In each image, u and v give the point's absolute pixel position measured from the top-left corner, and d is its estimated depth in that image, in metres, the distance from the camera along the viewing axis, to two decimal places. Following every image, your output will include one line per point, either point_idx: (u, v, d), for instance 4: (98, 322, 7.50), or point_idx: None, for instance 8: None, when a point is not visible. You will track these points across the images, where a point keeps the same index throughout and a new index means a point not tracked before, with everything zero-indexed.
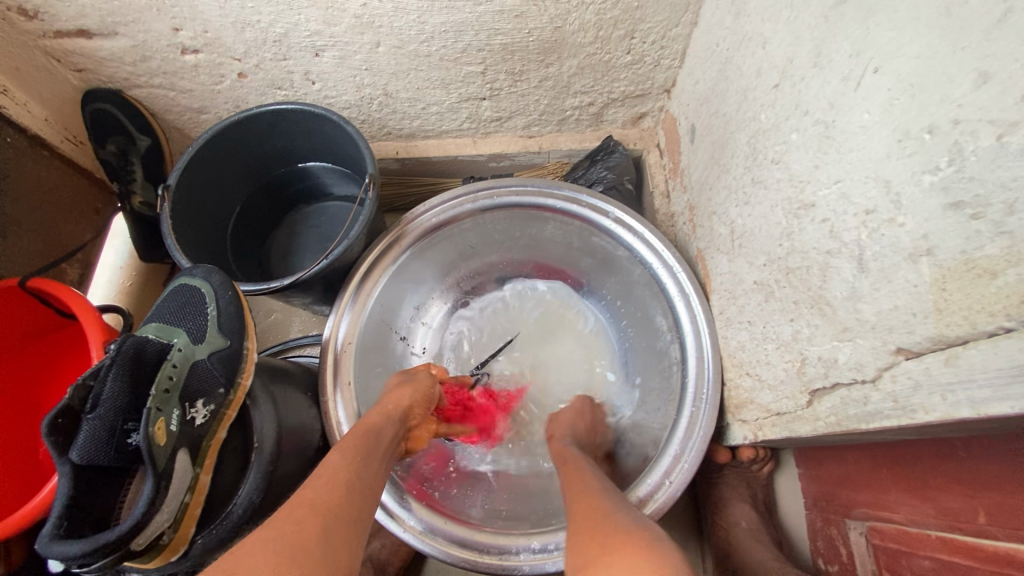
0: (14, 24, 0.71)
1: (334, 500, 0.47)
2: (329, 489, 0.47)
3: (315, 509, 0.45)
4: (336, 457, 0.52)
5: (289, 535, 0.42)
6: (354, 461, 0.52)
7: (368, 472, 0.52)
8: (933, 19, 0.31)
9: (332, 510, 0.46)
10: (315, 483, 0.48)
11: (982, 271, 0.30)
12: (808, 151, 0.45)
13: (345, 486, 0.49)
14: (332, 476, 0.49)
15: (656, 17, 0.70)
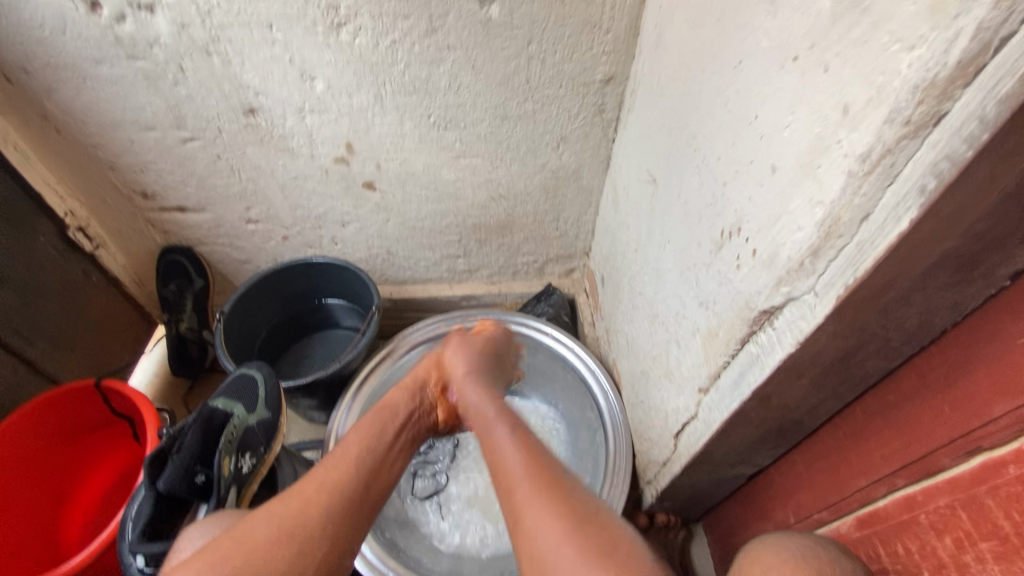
0: (134, 202, 1.02)
1: (338, 479, 0.58)
2: (338, 474, 0.59)
3: (320, 487, 0.57)
4: (351, 437, 0.65)
5: (293, 513, 0.54)
6: (369, 442, 0.64)
7: (380, 450, 0.64)
8: (682, 220, 0.65)
9: (335, 492, 0.57)
10: (328, 466, 0.60)
11: (713, 334, 0.58)
12: (653, 284, 0.77)
13: (349, 471, 0.60)
14: (343, 459, 0.61)
15: (573, 209, 1.08)
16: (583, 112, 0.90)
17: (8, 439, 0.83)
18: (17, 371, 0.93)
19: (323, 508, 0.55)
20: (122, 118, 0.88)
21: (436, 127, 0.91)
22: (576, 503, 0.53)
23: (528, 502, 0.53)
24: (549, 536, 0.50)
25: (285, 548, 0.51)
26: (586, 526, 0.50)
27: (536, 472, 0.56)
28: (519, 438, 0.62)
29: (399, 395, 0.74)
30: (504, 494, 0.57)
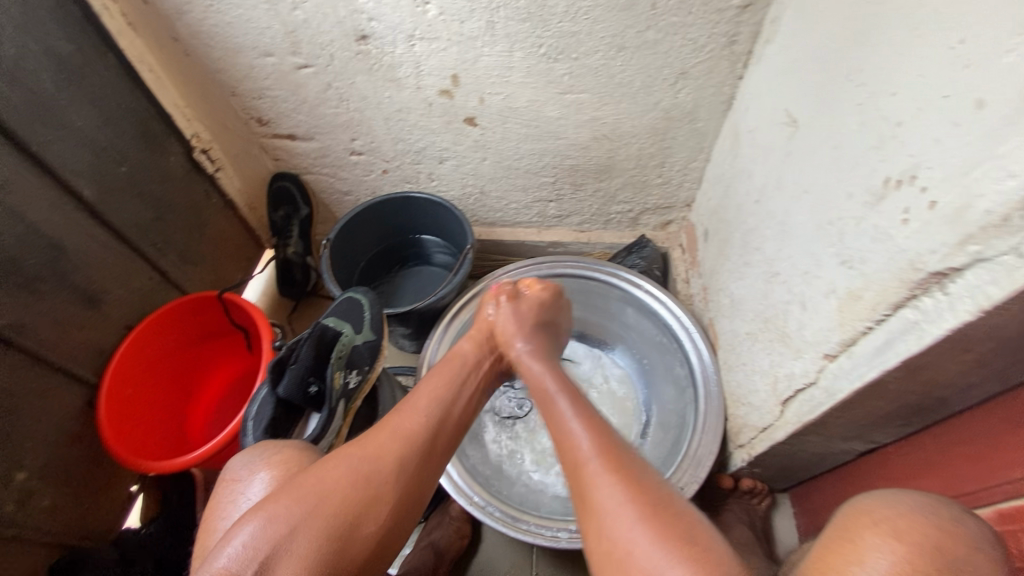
0: (251, 128, 1.06)
1: (410, 429, 0.58)
2: (410, 424, 0.59)
3: (394, 436, 0.57)
4: (416, 396, 0.63)
5: (372, 458, 0.55)
6: (437, 393, 0.64)
7: (445, 409, 0.62)
8: (831, 169, 0.58)
9: (408, 441, 0.57)
10: (402, 412, 0.60)
11: (855, 296, 0.52)
12: (775, 241, 0.70)
13: (420, 420, 0.60)
14: (416, 411, 0.61)
15: (681, 155, 1.01)
16: (710, 44, 0.81)
17: (149, 337, 0.94)
18: (153, 279, 1.02)
19: (397, 457, 0.56)
20: (243, 42, 0.89)
21: (546, 58, 0.86)
22: (645, 494, 0.49)
23: (595, 482, 0.51)
24: (621, 522, 0.48)
25: (361, 497, 0.53)
26: (658, 513, 0.48)
27: (605, 456, 0.53)
28: (587, 419, 0.58)
29: (465, 347, 0.74)
30: (571, 471, 0.55)
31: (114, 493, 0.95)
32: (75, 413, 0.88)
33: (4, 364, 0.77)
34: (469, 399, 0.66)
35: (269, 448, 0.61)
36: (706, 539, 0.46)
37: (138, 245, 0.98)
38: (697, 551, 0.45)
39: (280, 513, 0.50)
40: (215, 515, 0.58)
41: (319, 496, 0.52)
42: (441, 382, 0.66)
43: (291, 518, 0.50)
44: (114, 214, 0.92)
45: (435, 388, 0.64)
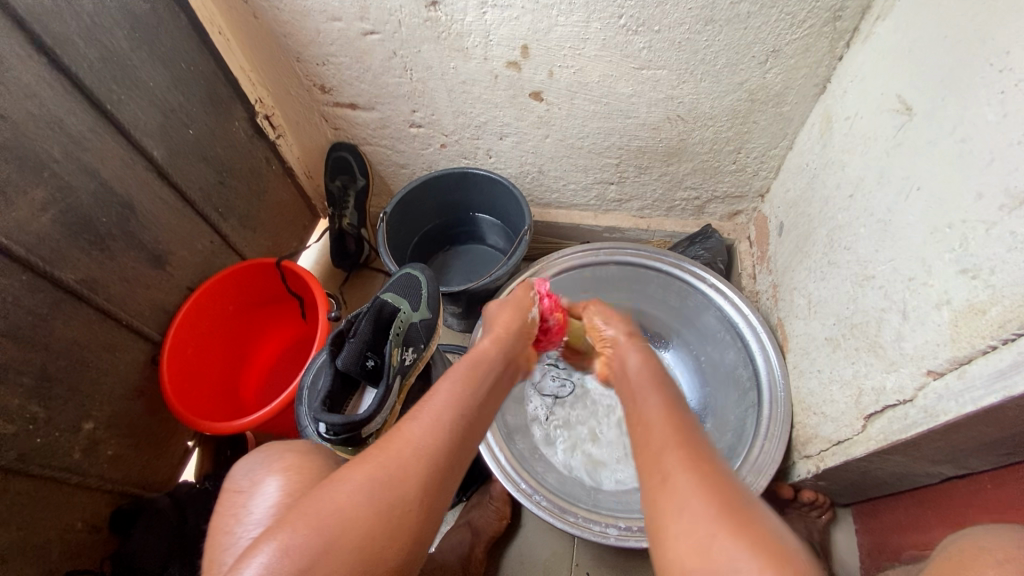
0: (314, 96, 1.05)
1: (432, 443, 0.50)
2: (429, 437, 0.51)
3: (414, 453, 0.49)
4: (444, 399, 0.54)
5: (391, 478, 0.48)
6: (463, 399, 0.55)
7: (472, 423, 0.55)
8: (955, 167, 0.52)
9: (428, 460, 0.49)
10: (420, 421, 0.52)
11: (977, 309, 0.47)
12: (871, 241, 0.64)
13: (446, 430, 0.52)
14: (435, 417, 0.52)
15: (760, 141, 0.94)
16: (811, 18, 0.74)
17: (209, 300, 0.96)
18: (214, 243, 1.03)
19: (420, 480, 0.48)
20: (311, 7, 0.87)
21: (625, 30, 0.80)
22: (732, 490, 0.42)
23: (673, 469, 0.44)
24: (685, 496, 0.42)
25: (385, 524, 0.46)
26: (732, 500, 0.41)
27: (686, 446, 0.46)
28: (672, 410, 0.52)
29: (487, 346, 0.66)
30: (642, 455, 0.49)
31: (173, 447, 0.99)
32: (140, 368, 0.91)
33: (78, 318, 0.80)
34: (489, 412, 0.58)
35: (268, 453, 0.61)
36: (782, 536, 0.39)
37: (201, 209, 0.99)
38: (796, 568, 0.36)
39: (295, 541, 0.44)
40: (219, 530, 0.56)
41: (334, 523, 0.45)
42: (467, 386, 0.57)
43: (303, 549, 0.44)
44: (180, 177, 0.93)
45: (466, 389, 0.57)
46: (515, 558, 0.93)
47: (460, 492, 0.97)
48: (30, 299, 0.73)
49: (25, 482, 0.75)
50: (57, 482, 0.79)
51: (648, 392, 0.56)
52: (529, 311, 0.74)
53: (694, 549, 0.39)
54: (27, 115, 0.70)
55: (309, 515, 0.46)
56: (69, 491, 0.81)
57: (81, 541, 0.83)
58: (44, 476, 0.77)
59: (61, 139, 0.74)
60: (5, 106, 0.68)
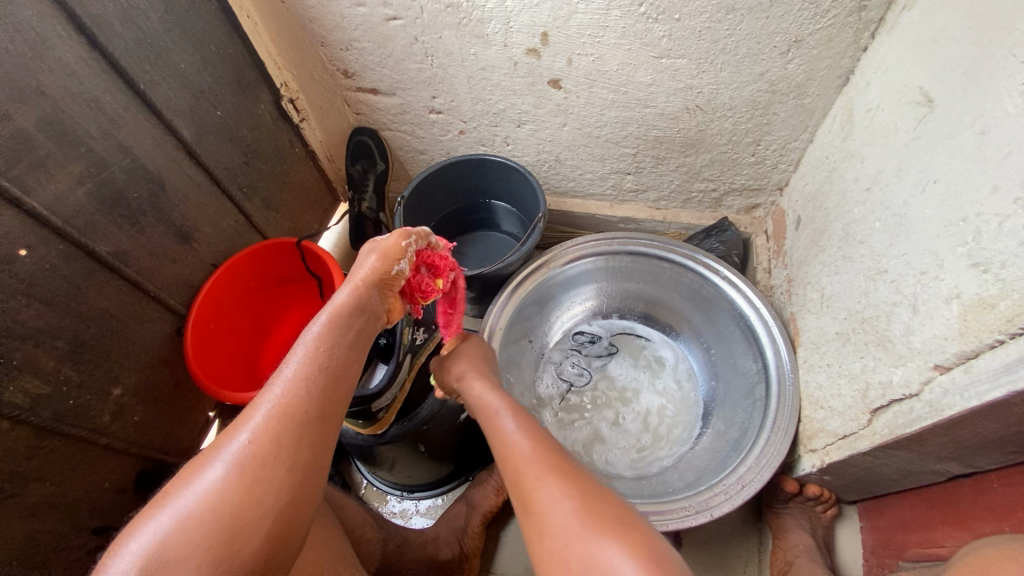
0: (337, 80, 1.07)
1: (295, 404, 0.53)
2: (287, 393, 0.53)
3: (276, 415, 0.52)
4: (287, 375, 0.54)
5: (259, 438, 0.50)
6: (324, 358, 0.56)
7: (325, 388, 0.55)
8: (972, 161, 0.51)
9: (290, 417, 0.52)
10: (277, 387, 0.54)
11: (987, 304, 0.46)
12: (886, 235, 0.64)
13: (307, 390, 0.54)
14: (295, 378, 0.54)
15: (779, 133, 0.93)
16: (836, 7, 0.73)
17: (232, 277, 1.00)
18: (238, 222, 1.07)
19: (282, 440, 0.51)
20: None
21: (646, 18, 0.80)
22: (589, 493, 0.51)
23: (535, 481, 0.52)
24: (555, 510, 0.50)
25: (254, 480, 0.49)
26: (592, 503, 0.50)
27: (552, 463, 0.54)
28: (530, 428, 0.59)
29: (347, 298, 0.58)
30: (510, 476, 0.55)
31: (194, 417, 1.03)
32: (166, 339, 0.95)
33: (109, 288, 0.84)
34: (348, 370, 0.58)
35: None
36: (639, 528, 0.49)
37: (227, 188, 1.02)
38: (642, 546, 0.47)
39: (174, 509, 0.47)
40: None
41: (204, 511, 0.47)
42: (330, 344, 0.57)
43: (183, 540, 0.45)
44: (207, 156, 0.97)
45: (314, 361, 0.55)
46: (517, 537, 0.95)
47: (466, 472, 0.99)
48: (66, 268, 0.77)
49: (57, 441, 0.79)
50: (87, 443, 0.83)
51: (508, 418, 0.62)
52: (380, 261, 0.60)
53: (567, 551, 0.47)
54: (68, 93, 0.74)
55: (176, 505, 0.47)
56: (99, 453, 0.85)
57: (108, 500, 0.87)
58: (74, 437, 0.81)
59: (98, 117, 0.78)
60: (47, 84, 0.71)
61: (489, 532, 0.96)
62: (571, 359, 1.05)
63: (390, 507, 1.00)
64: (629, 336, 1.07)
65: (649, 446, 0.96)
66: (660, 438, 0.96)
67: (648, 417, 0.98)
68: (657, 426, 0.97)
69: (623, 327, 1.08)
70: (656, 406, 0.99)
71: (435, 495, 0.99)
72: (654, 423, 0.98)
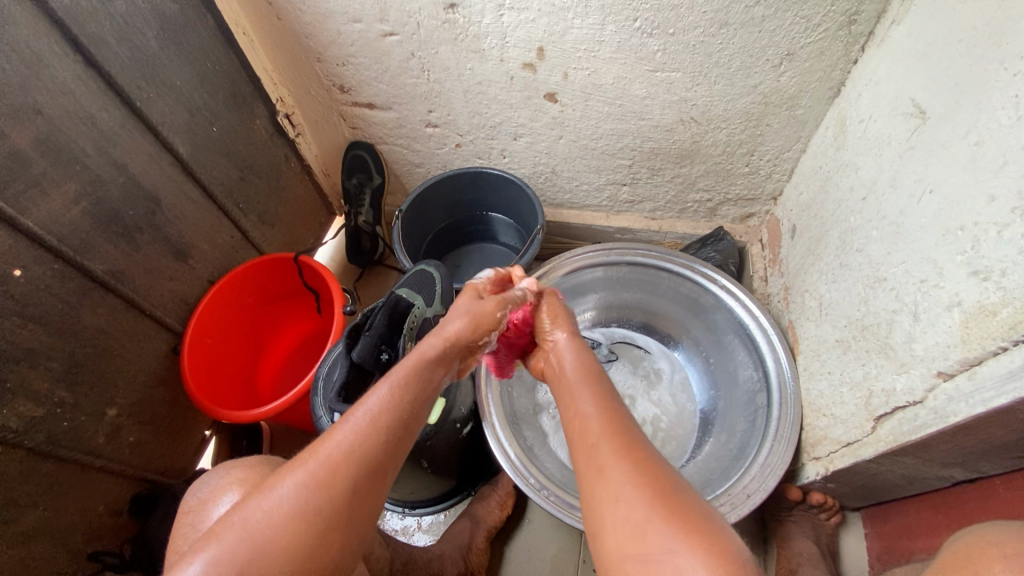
0: (332, 95, 1.07)
1: (369, 449, 0.48)
2: (362, 438, 0.48)
3: (347, 461, 0.47)
4: (367, 419, 0.50)
5: (324, 487, 0.46)
6: (404, 404, 0.52)
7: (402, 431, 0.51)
8: (967, 171, 0.52)
9: (361, 462, 0.48)
10: (353, 427, 0.49)
11: (987, 311, 0.47)
12: (883, 243, 0.65)
13: (381, 433, 0.49)
14: (372, 421, 0.50)
15: (772, 144, 0.94)
16: (826, 22, 0.74)
17: (229, 293, 0.99)
18: (234, 238, 1.06)
19: (351, 488, 0.47)
20: (333, 9, 0.89)
21: (641, 32, 0.81)
22: (661, 480, 0.46)
23: (603, 458, 0.48)
24: (618, 488, 0.45)
25: (314, 530, 0.45)
26: (664, 491, 0.44)
27: (620, 442, 0.49)
28: (604, 407, 0.54)
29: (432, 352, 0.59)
30: (576, 447, 0.52)
31: (191, 436, 1.02)
32: (162, 358, 0.94)
33: (105, 307, 0.83)
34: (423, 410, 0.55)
35: (228, 468, 0.66)
36: (713, 530, 0.42)
37: (223, 204, 1.01)
38: (713, 545, 0.41)
39: (231, 553, 0.43)
40: (181, 535, 0.61)
41: (260, 559, 0.44)
42: (410, 390, 0.54)
43: None
44: (203, 173, 0.96)
45: (395, 408, 0.51)
46: (521, 552, 0.94)
47: (468, 487, 0.98)
48: (61, 288, 0.76)
49: (52, 465, 0.77)
50: (81, 466, 0.82)
51: (581, 391, 0.58)
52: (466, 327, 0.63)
53: (628, 534, 0.43)
54: (63, 111, 0.73)
55: (231, 547, 0.44)
56: (94, 476, 0.84)
57: (102, 524, 0.85)
58: (69, 460, 0.79)
59: (94, 135, 0.77)
60: (43, 103, 0.71)
61: (492, 547, 0.95)
62: None
63: (392, 524, 0.98)
64: (628, 344, 1.06)
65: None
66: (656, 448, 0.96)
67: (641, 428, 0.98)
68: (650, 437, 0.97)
69: (623, 338, 1.08)
70: (649, 417, 0.99)
71: (437, 511, 0.98)
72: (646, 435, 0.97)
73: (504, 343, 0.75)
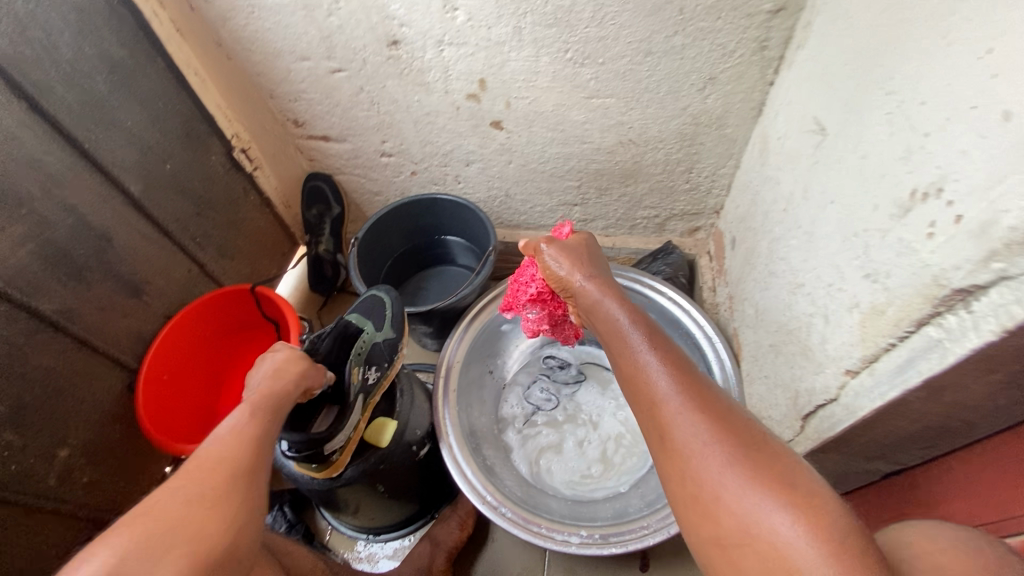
0: (287, 129, 1.10)
1: (240, 447, 0.54)
2: (231, 438, 0.55)
3: (221, 457, 0.53)
4: (232, 423, 0.56)
5: (202, 476, 0.50)
6: (263, 407, 0.59)
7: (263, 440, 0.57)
8: (857, 183, 0.57)
9: (236, 454, 0.53)
10: (219, 435, 0.55)
11: (877, 311, 0.51)
12: (799, 252, 0.69)
13: (248, 435, 0.56)
14: (235, 428, 0.56)
15: (708, 161, 0.99)
16: (740, 48, 0.80)
17: (186, 328, 1.00)
18: (192, 272, 1.07)
19: (228, 477, 0.51)
20: (281, 48, 0.93)
21: (573, 63, 0.86)
22: (741, 433, 0.44)
23: (676, 421, 0.46)
24: (701, 450, 0.44)
25: (198, 514, 0.48)
26: (749, 447, 0.43)
27: (700, 402, 0.46)
28: (678, 374, 0.49)
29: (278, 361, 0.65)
30: (645, 409, 0.49)
31: (149, 474, 1.01)
32: (117, 395, 0.94)
33: (55, 346, 0.83)
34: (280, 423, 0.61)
35: None
36: (806, 481, 0.41)
37: (178, 239, 1.03)
38: (807, 498, 0.40)
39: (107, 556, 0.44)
40: None
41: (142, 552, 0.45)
42: (266, 397, 0.60)
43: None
44: (157, 210, 0.98)
45: (256, 408, 0.58)
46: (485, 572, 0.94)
47: (432, 510, 0.99)
48: (7, 330, 0.76)
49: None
50: (31, 509, 0.81)
51: (634, 343, 0.53)
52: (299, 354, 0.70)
53: (713, 499, 0.42)
54: (7, 156, 0.75)
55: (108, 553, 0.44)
56: (45, 519, 0.82)
57: (54, 568, 0.84)
58: (18, 503, 0.79)
59: (40, 177, 0.79)
60: None
61: (457, 569, 0.95)
62: (536, 387, 1.05)
63: (356, 551, 0.98)
64: (597, 364, 1.07)
65: (599, 473, 0.94)
66: (619, 463, 0.94)
67: (605, 442, 0.97)
68: (612, 454, 0.95)
69: (592, 355, 1.08)
70: (614, 433, 0.97)
71: (402, 536, 0.98)
72: (609, 452, 0.96)
73: (535, 307, 0.85)
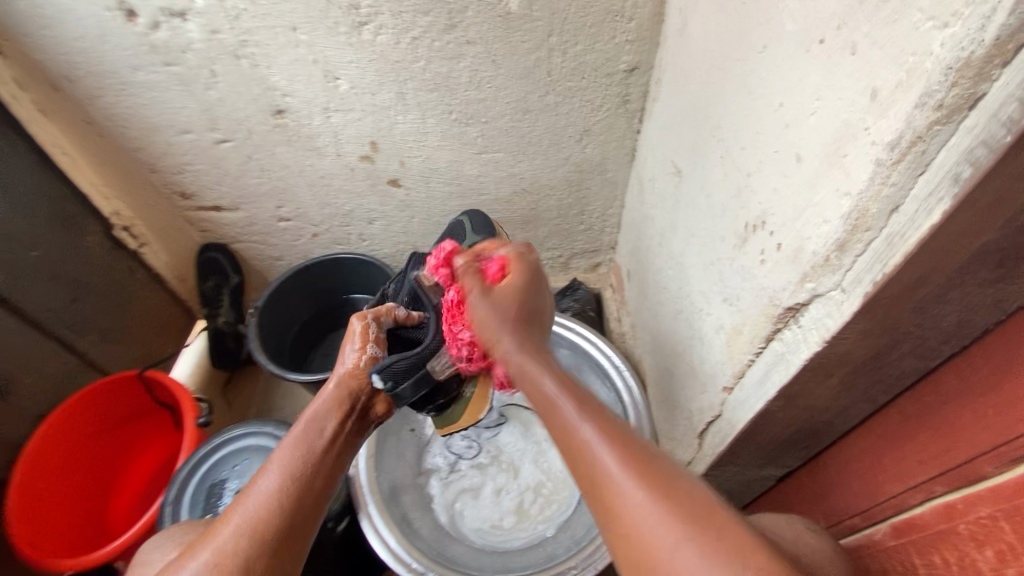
0: (174, 203, 1.05)
1: (264, 524, 0.50)
2: (260, 509, 0.51)
3: (240, 538, 0.49)
4: (263, 490, 0.52)
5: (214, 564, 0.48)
6: (294, 466, 0.54)
7: (289, 528, 0.51)
8: (708, 217, 0.64)
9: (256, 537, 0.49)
10: (245, 501, 0.52)
11: (736, 331, 0.57)
12: (675, 281, 0.75)
13: (277, 507, 0.51)
14: (263, 493, 0.52)
15: (597, 203, 1.07)
16: (606, 102, 0.88)
17: (65, 427, 0.91)
18: (68, 363, 1.00)
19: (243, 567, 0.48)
20: (158, 122, 0.91)
21: (458, 123, 0.91)
22: (699, 513, 0.39)
23: (623, 505, 0.41)
24: (655, 541, 0.39)
25: None
26: (710, 536, 0.37)
27: (648, 480, 0.41)
28: (620, 444, 0.43)
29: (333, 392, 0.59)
30: (589, 488, 0.43)
31: None
32: None
33: None
34: (316, 497, 0.54)
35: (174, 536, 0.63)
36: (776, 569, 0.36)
37: (50, 329, 0.96)
38: None
39: None
40: None
41: None
42: (299, 449, 0.55)
43: None
44: (24, 299, 0.91)
45: (288, 470, 0.53)
46: None
47: None
48: None
49: None
50: None
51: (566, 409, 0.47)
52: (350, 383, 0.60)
53: None
54: None
55: None
56: None
57: None
58: None
59: None
60: None
61: None
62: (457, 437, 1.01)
63: None
64: (518, 405, 1.03)
65: (511, 525, 0.93)
66: (539, 506, 0.94)
67: (525, 487, 0.96)
68: (529, 501, 0.94)
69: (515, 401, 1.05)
70: (533, 483, 0.96)
71: None
72: (526, 500, 0.95)
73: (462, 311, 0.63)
